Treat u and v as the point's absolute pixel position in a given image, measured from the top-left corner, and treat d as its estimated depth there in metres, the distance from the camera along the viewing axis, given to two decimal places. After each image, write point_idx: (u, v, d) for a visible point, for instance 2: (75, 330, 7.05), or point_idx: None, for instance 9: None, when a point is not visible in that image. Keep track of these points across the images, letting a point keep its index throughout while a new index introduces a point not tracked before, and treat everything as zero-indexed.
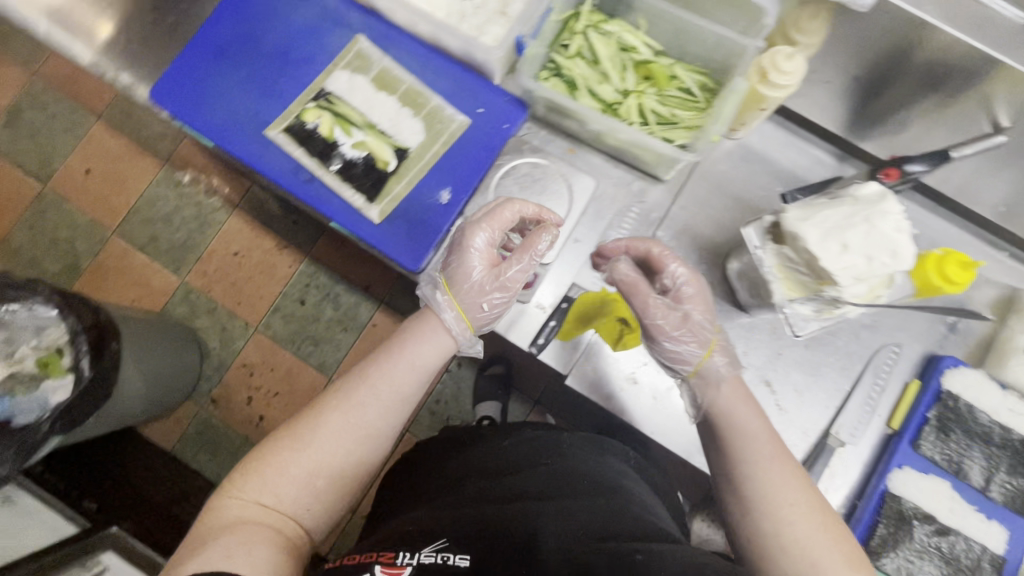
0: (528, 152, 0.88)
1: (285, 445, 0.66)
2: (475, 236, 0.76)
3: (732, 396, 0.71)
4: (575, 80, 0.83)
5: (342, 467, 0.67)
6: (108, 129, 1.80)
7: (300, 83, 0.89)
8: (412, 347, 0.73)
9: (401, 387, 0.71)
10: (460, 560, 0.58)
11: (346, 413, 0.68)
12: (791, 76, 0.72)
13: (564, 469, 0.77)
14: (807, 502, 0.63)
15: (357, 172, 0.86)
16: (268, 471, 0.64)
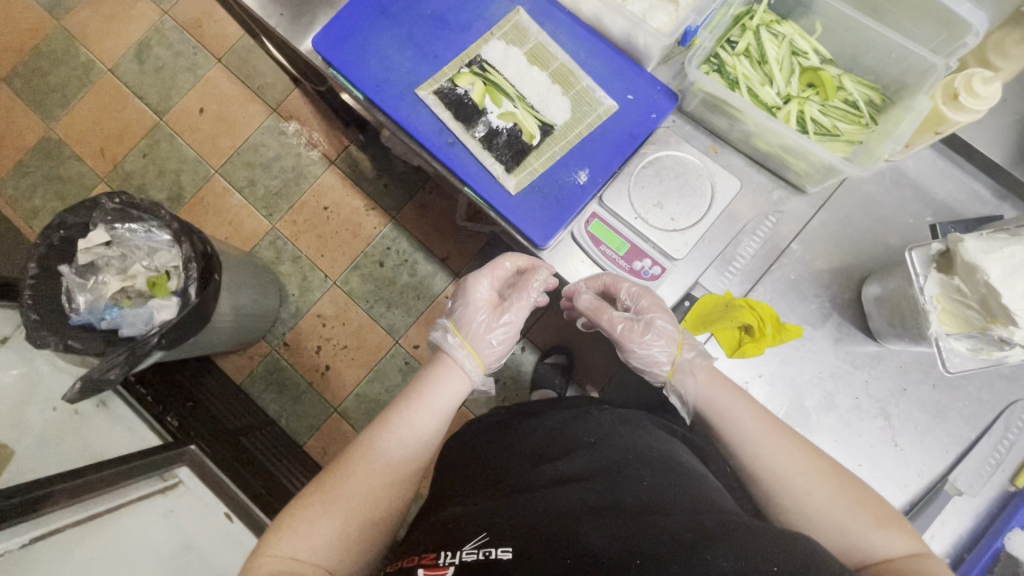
0: (673, 144, 0.86)
1: (314, 498, 0.69)
2: (478, 284, 0.86)
3: (709, 384, 0.75)
4: (738, 78, 0.82)
5: (373, 498, 0.71)
6: (226, 72, 1.88)
7: (456, 48, 0.90)
8: (431, 391, 0.79)
9: (422, 428, 0.76)
10: (502, 554, 0.58)
11: (370, 457, 0.73)
12: (985, 102, 0.69)
13: (606, 447, 0.73)
14: (828, 491, 0.66)
15: (500, 142, 0.86)
16: (296, 526, 0.66)
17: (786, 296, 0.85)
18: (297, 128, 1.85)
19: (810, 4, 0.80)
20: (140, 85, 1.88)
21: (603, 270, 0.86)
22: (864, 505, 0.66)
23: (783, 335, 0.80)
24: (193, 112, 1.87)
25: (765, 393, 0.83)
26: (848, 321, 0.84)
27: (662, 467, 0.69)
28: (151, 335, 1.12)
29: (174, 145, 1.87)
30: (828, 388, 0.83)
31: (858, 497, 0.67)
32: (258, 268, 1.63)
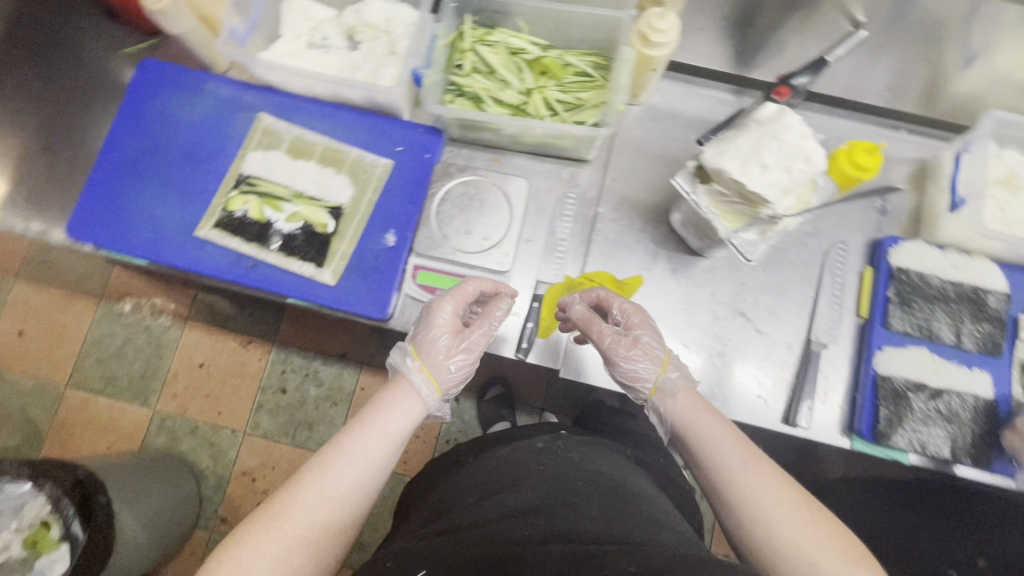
0: (456, 173, 0.89)
1: (259, 524, 0.61)
2: (441, 309, 0.79)
3: (687, 407, 0.73)
4: (478, 94, 0.87)
5: (321, 529, 0.63)
6: (28, 284, 1.69)
7: (217, 176, 0.89)
8: (387, 414, 0.71)
9: (378, 457, 0.68)
10: None
11: (321, 486, 0.64)
12: (670, 33, 0.78)
13: (561, 476, 0.75)
14: (804, 519, 0.61)
15: (298, 243, 0.86)
16: (236, 548, 0.60)
17: (615, 254, 0.91)
18: (134, 302, 1.72)
19: (505, 9, 0.86)
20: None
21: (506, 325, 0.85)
22: (841, 538, 0.59)
23: (626, 290, 0.87)
24: (12, 341, 1.68)
25: None
26: (673, 250, 0.91)
27: (613, 499, 0.70)
28: None
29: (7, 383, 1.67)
30: (685, 313, 0.89)
31: (833, 530, 0.60)
32: (152, 460, 1.49)
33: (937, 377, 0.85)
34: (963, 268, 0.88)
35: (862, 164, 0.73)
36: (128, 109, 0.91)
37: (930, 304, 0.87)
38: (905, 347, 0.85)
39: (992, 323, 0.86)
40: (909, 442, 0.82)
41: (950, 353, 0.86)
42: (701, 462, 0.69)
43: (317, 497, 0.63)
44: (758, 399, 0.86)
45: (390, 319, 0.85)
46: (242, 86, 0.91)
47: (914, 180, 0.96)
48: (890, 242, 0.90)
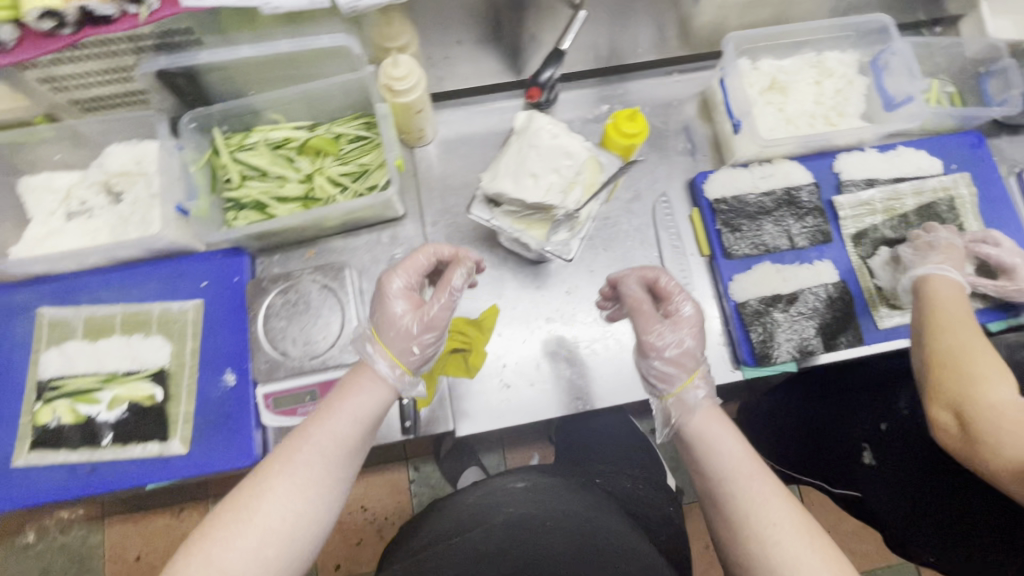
0: (270, 284, 0.83)
1: (230, 514, 0.54)
2: (390, 284, 0.72)
3: (702, 423, 0.67)
4: (258, 199, 0.83)
5: (280, 533, 0.54)
6: None
7: (15, 394, 0.79)
8: (349, 403, 0.64)
9: (348, 443, 0.61)
10: None
11: (289, 477, 0.56)
12: (411, 75, 0.77)
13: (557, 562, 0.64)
14: (813, 547, 0.55)
15: (132, 426, 0.78)
16: (190, 552, 0.52)
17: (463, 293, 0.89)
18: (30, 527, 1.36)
19: (250, 109, 0.82)
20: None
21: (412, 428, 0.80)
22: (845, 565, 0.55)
23: (485, 326, 0.86)
24: None
25: (519, 371, 0.87)
26: (516, 264, 0.91)
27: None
28: None
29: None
30: (550, 321, 0.89)
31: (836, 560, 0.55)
32: None
33: (789, 283, 0.88)
34: (770, 176, 0.93)
35: (628, 130, 0.75)
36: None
37: (756, 220, 0.91)
38: (751, 268, 0.89)
39: (812, 215, 0.92)
40: (788, 353, 0.85)
41: (789, 257, 0.91)
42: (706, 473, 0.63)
43: (274, 494, 0.55)
44: None
45: (262, 458, 0.79)
46: (8, 288, 0.82)
47: (703, 114, 1.01)
48: (701, 178, 0.93)
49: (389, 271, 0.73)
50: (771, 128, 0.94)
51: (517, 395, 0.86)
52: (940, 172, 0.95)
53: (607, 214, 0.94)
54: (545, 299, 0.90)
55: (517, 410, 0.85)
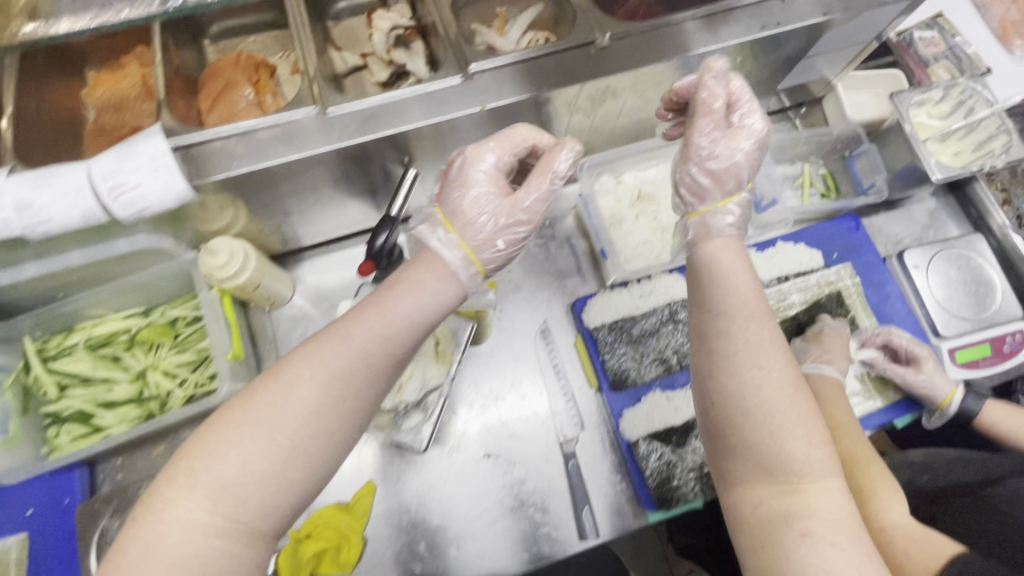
0: (104, 504, 0.73)
1: (240, 412, 0.46)
2: (482, 157, 0.60)
3: (712, 254, 0.55)
4: (84, 409, 0.74)
5: (336, 384, 0.47)
6: None
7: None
8: (410, 281, 0.53)
9: (398, 344, 0.51)
10: None
11: (373, 317, 0.50)
12: (233, 263, 0.72)
13: None
14: (796, 419, 0.49)
15: None
16: (169, 499, 0.44)
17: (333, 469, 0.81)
18: None
19: (65, 311, 0.74)
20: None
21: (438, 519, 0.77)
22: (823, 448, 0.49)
23: (360, 508, 0.77)
24: None
25: (403, 552, 0.79)
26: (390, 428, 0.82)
27: None
28: None
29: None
30: (434, 488, 0.82)
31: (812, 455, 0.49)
32: None
33: (681, 411, 0.83)
34: (649, 294, 0.88)
35: None
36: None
37: (640, 345, 0.86)
38: (640, 400, 0.83)
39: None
40: (689, 492, 0.79)
41: (680, 378, 0.86)
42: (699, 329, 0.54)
43: (329, 357, 0.48)
44: (545, 532, 0.80)
45: None
46: None
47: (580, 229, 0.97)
48: (579, 305, 0.88)
49: (482, 142, 0.61)
50: (643, 242, 0.90)
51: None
52: (823, 265, 0.92)
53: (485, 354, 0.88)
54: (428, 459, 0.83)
55: None
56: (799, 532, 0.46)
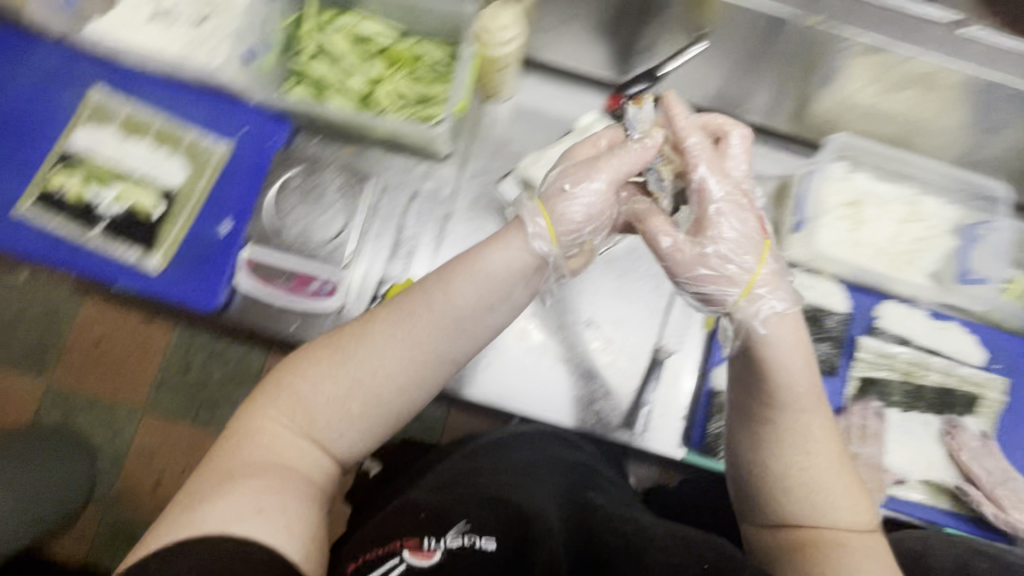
0: (300, 162, 0.85)
1: (327, 350, 0.49)
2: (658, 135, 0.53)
3: (790, 352, 0.48)
4: (315, 78, 0.84)
5: (373, 411, 0.48)
6: None
7: (32, 163, 0.84)
8: (484, 259, 0.48)
9: (448, 310, 0.47)
10: (488, 542, 0.44)
11: (424, 307, 0.48)
12: (509, 30, 0.76)
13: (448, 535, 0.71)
14: (841, 495, 0.49)
15: (122, 226, 0.82)
16: (323, 349, 0.49)
17: (405, 237, 0.88)
18: None
19: None
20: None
21: (607, 343, 0.89)
22: (865, 514, 0.50)
23: None
24: None
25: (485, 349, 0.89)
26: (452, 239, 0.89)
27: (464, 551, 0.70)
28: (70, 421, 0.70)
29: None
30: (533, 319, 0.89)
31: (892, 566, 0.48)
32: None
33: None
34: (811, 287, 0.88)
35: None
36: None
37: None
38: None
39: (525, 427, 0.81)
40: None
41: None
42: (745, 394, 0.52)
43: (456, 282, 0.48)
44: (598, 407, 0.87)
45: (222, 310, 0.83)
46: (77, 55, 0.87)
47: None
48: None
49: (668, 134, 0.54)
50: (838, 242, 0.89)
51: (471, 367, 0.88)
52: (979, 366, 0.88)
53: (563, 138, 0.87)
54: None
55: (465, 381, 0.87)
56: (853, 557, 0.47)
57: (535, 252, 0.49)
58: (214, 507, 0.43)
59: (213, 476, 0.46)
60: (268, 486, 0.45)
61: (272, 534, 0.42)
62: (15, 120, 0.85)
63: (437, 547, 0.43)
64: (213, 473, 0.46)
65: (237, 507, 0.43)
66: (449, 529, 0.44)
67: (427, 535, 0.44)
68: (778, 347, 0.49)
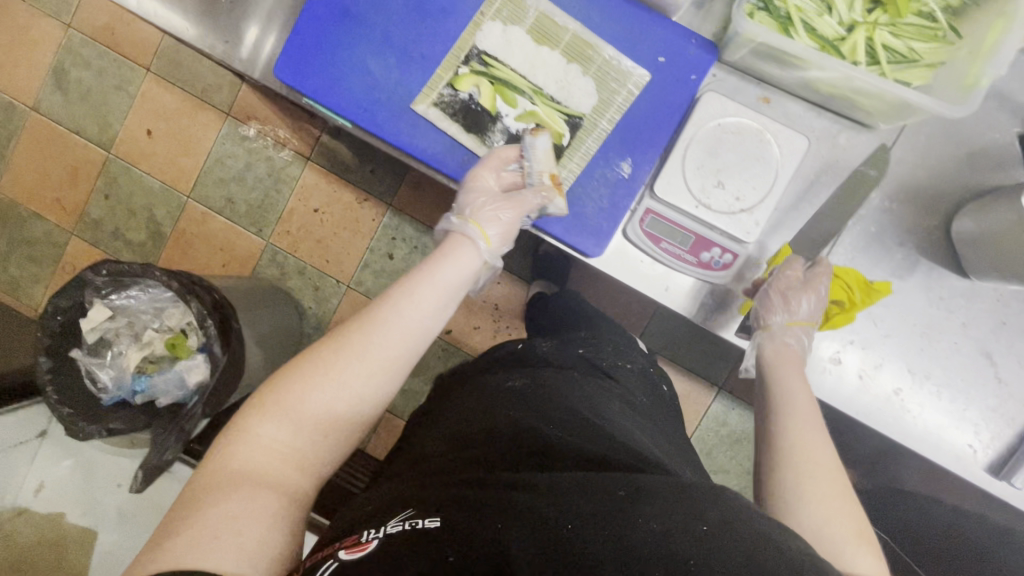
0: (729, 108, 0.72)
1: (309, 367, 0.61)
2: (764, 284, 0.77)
3: (777, 358, 0.74)
4: (791, 14, 0.68)
5: (336, 425, 0.61)
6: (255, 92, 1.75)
7: (433, 59, 0.76)
8: (441, 270, 0.70)
9: (408, 323, 0.66)
10: (429, 523, 0.48)
11: (393, 310, 0.66)
12: None
13: (550, 395, 0.71)
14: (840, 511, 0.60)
15: (524, 148, 0.75)
16: (275, 398, 0.60)
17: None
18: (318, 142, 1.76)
19: None
20: (81, 125, 1.79)
21: (1002, 386, 0.77)
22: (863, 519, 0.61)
23: (874, 294, 0.74)
24: (146, 137, 1.79)
25: (860, 357, 0.78)
26: (857, 234, 0.77)
27: (552, 403, 0.68)
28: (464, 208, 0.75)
29: (141, 177, 1.81)
30: (926, 337, 0.77)
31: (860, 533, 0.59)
32: (268, 296, 1.65)
33: None
34: None
35: None
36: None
37: None
38: None
39: (514, 382, 0.75)
40: None
41: None
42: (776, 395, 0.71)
43: (375, 334, 0.64)
44: (966, 448, 0.78)
45: (604, 261, 0.77)
46: None
47: None
48: None
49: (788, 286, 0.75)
50: None
51: (839, 377, 0.78)
52: None
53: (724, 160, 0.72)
54: (829, 340, 0.78)
55: (827, 390, 0.78)
56: (806, 510, 0.60)
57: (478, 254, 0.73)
58: (189, 525, 0.51)
59: (195, 490, 0.54)
60: (245, 507, 0.53)
61: (230, 560, 0.49)
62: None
63: (374, 537, 0.49)
64: (208, 483, 0.55)
65: (228, 543, 0.50)
66: (393, 520, 0.51)
67: (370, 530, 0.51)
68: (775, 345, 0.75)
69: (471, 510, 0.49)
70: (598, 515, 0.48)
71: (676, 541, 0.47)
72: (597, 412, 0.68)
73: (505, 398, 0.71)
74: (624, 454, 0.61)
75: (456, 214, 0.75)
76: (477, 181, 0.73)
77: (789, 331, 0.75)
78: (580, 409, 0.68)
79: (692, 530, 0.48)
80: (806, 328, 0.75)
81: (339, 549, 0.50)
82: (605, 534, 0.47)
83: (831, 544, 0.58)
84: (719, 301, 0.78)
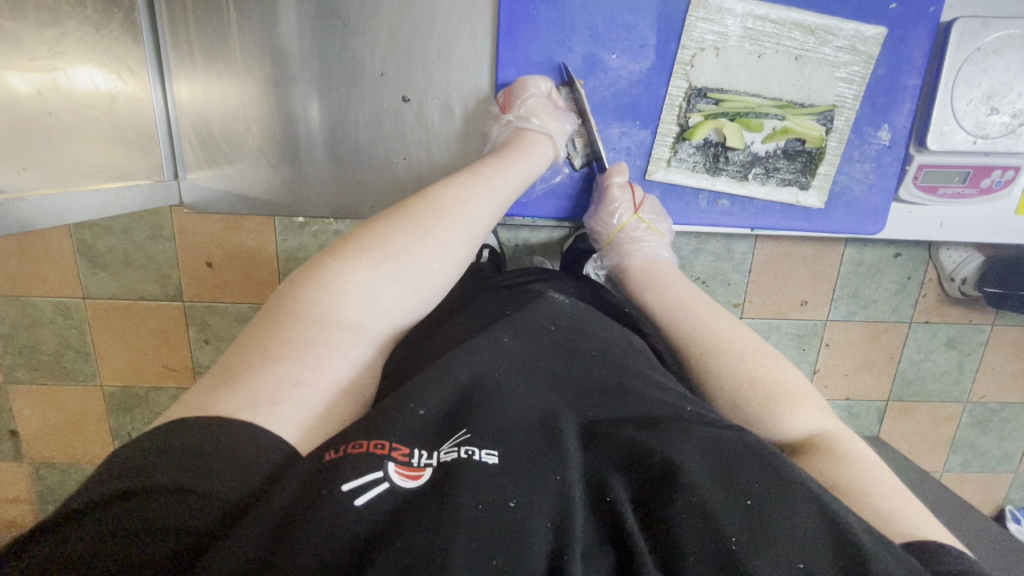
0: (988, 24, 0.65)
1: (410, 218, 0.54)
2: (612, 194, 0.70)
3: (632, 269, 0.68)
4: None
5: (380, 325, 0.50)
6: None
7: (647, 119, 0.69)
8: (522, 156, 0.66)
9: (476, 202, 0.59)
10: (488, 457, 0.35)
11: (474, 175, 0.61)
12: None
13: (577, 314, 0.54)
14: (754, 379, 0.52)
15: (780, 165, 0.71)
16: (372, 243, 0.52)
17: None
18: None
19: None
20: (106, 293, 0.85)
21: None
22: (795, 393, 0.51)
23: None
24: (205, 275, 0.83)
25: None
26: None
27: (581, 322, 0.53)
28: (735, 214, 0.73)
29: (234, 323, 0.87)
30: None
31: (776, 375, 0.52)
32: None
33: None
34: None
35: None
36: (502, 40, 0.68)
37: None
38: None
39: (559, 297, 0.57)
40: None
41: None
42: (642, 295, 0.65)
43: (475, 201, 0.59)
44: None
45: (883, 232, 0.75)
46: None
47: None
48: None
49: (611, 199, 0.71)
50: None
51: None
52: None
53: (851, 81, 0.68)
54: None
55: None
56: (721, 361, 0.54)
57: (547, 138, 0.69)
58: (246, 384, 0.40)
59: (223, 371, 0.41)
60: (263, 388, 0.40)
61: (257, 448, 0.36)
62: (610, 64, 0.67)
63: (431, 464, 0.35)
64: (254, 351, 0.42)
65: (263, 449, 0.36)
66: (446, 446, 0.36)
67: (419, 450, 0.36)
68: (625, 259, 0.70)
69: (528, 447, 0.36)
70: (651, 492, 0.35)
71: (722, 514, 0.33)
72: (600, 343, 0.50)
73: (487, 315, 0.55)
74: (640, 385, 0.45)
75: (524, 115, 0.68)
76: (528, 89, 0.68)
77: (615, 249, 0.71)
78: (606, 342, 0.51)
79: (735, 497, 0.34)
80: (637, 222, 0.70)
81: (385, 462, 0.34)
82: (651, 513, 0.34)
83: (731, 392, 0.52)
84: (1006, 212, 0.76)
